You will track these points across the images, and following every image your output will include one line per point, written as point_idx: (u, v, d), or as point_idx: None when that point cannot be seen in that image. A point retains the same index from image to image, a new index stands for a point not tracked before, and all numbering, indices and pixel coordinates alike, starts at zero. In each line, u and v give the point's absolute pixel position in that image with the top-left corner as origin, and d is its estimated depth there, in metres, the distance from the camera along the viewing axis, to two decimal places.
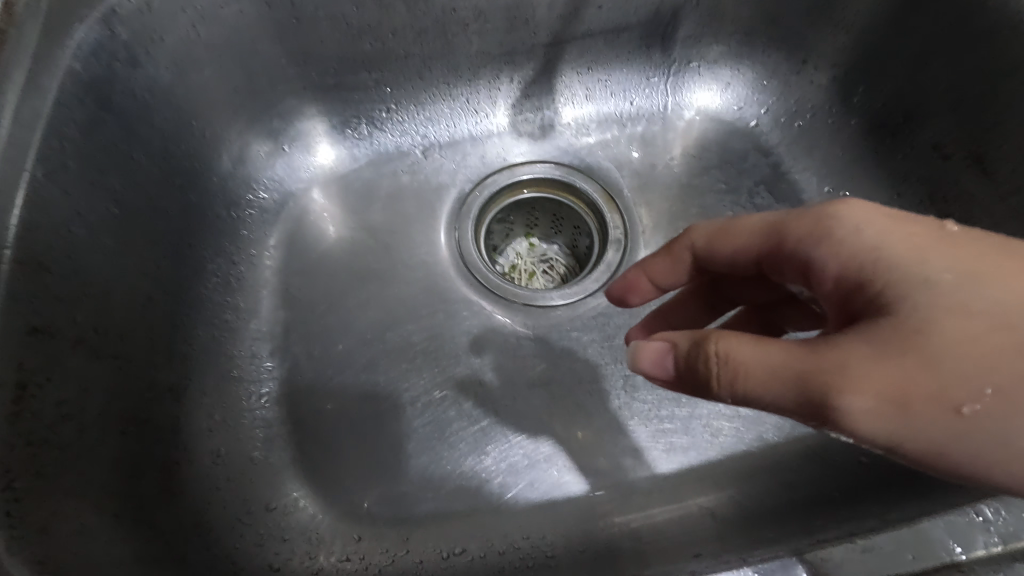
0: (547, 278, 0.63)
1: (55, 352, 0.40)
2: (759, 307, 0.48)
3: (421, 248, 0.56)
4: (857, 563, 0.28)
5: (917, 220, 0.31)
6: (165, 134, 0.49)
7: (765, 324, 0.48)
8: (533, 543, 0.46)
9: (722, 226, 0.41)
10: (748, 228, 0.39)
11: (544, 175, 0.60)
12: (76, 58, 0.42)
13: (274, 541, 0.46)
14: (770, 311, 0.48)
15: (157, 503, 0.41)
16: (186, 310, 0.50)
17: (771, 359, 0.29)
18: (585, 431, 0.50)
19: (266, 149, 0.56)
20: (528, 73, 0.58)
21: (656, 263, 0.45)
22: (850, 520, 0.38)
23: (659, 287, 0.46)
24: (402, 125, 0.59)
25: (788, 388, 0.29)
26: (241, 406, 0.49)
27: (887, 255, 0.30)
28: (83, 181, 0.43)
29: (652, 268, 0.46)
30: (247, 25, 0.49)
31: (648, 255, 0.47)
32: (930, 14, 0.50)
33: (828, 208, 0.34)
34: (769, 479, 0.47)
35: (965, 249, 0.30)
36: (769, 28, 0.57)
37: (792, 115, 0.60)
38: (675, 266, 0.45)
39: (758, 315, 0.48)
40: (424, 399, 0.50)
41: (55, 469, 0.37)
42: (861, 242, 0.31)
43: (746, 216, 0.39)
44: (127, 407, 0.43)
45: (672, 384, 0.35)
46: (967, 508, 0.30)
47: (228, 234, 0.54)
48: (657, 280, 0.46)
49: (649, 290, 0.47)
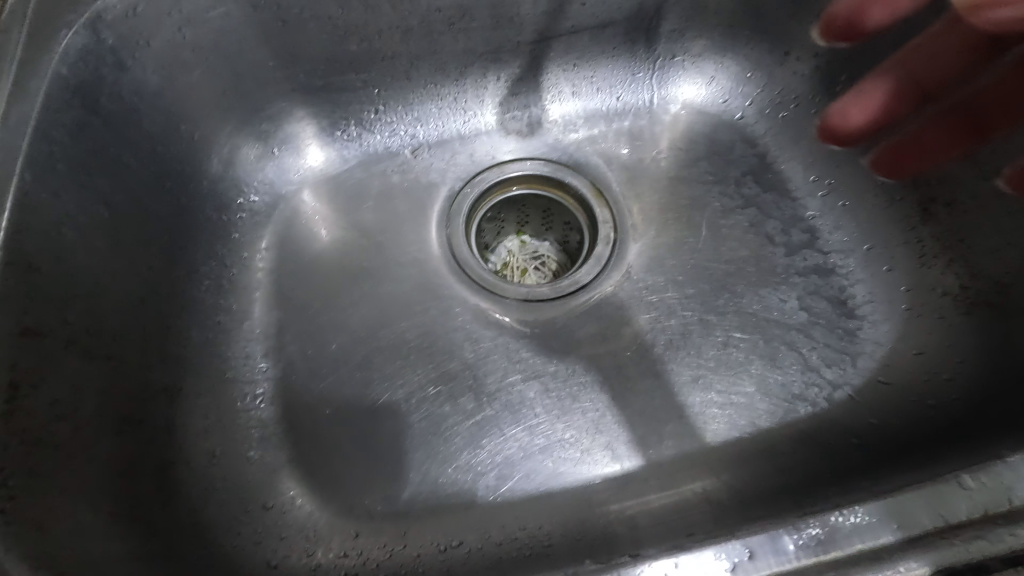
0: (539, 274, 0.64)
1: (46, 354, 0.40)
2: (950, 241, 0.51)
3: (413, 246, 0.57)
4: (842, 532, 0.29)
5: (897, 80, 0.52)
6: (153, 137, 0.49)
7: (949, 255, 0.51)
8: (530, 533, 0.46)
9: (888, 112, 0.53)
10: (904, 100, 0.52)
11: (534, 172, 0.60)
12: (63, 63, 0.42)
13: (272, 539, 0.46)
14: (955, 240, 0.50)
15: (153, 502, 0.42)
16: (177, 311, 0.50)
17: (914, 62, 0.51)
18: (579, 423, 0.50)
19: (256, 152, 0.57)
20: (515, 70, 0.59)
21: (854, 110, 0.54)
22: (840, 494, 0.38)
23: (919, 145, 0.52)
24: (391, 125, 0.60)
25: (924, 58, 0.50)
26: (236, 407, 0.50)
27: (904, 69, 0.51)
28: (72, 185, 0.43)
29: (872, 121, 0.54)
30: (234, 27, 0.50)
31: (910, 141, 0.52)
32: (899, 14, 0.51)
33: (881, 75, 0.52)
34: (763, 465, 0.48)
35: (914, 58, 0.51)
36: (750, 20, 0.58)
37: (776, 106, 0.60)
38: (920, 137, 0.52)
39: (949, 239, 0.51)
40: (419, 394, 0.51)
41: (48, 468, 0.37)
42: (909, 63, 0.51)
43: (896, 108, 0.53)
44: (120, 408, 0.43)
45: (909, 98, 0.52)
46: (951, 476, 0.31)
47: (220, 236, 0.54)
48: (916, 144, 0.52)
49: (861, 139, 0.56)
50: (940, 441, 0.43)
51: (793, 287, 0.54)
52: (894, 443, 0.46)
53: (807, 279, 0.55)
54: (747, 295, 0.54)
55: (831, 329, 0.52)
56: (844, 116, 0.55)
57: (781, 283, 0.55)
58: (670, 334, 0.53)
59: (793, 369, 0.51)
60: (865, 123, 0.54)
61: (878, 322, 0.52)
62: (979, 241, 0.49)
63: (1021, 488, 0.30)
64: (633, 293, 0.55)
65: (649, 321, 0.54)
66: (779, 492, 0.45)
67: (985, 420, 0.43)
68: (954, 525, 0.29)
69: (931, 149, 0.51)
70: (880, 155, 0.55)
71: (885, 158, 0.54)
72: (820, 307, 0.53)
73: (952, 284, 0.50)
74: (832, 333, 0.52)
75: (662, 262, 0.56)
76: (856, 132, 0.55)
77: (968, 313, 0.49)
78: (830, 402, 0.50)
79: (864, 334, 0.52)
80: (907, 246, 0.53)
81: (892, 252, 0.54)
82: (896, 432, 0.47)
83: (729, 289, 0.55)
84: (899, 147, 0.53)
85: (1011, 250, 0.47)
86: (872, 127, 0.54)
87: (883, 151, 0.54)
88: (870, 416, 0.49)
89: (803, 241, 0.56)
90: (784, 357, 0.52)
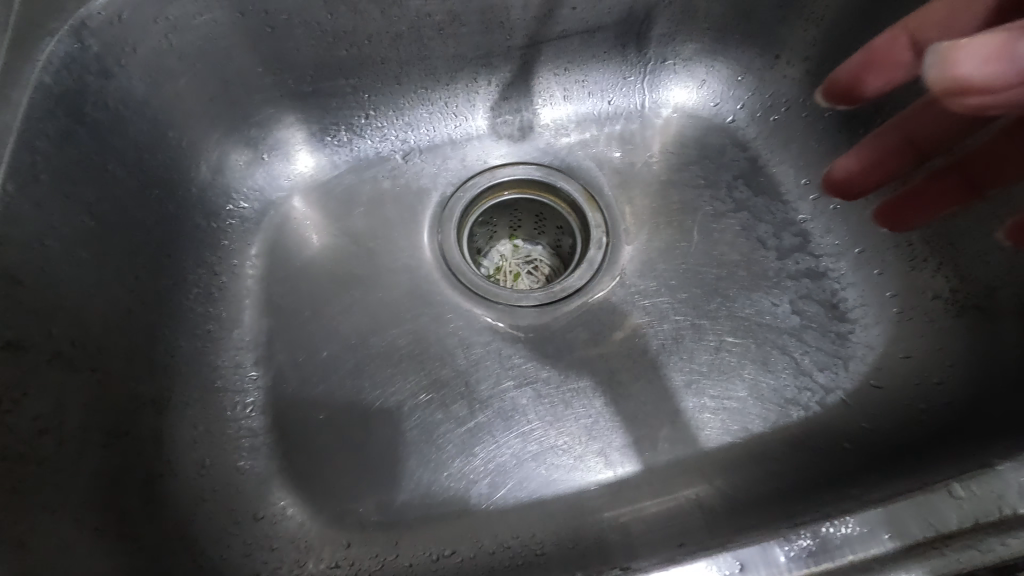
0: (532, 279, 0.64)
1: (29, 367, 0.39)
2: (938, 245, 0.51)
3: (404, 252, 0.56)
4: (833, 543, 0.29)
5: (895, 139, 0.49)
6: (139, 145, 0.49)
7: (938, 259, 0.51)
8: (523, 541, 0.46)
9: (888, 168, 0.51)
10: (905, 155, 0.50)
11: (525, 176, 0.60)
12: (46, 71, 0.42)
13: (262, 551, 0.45)
14: (943, 245, 0.50)
15: (140, 515, 0.41)
16: (165, 321, 0.49)
17: (914, 122, 0.48)
18: (572, 429, 0.50)
19: (245, 158, 0.56)
20: (505, 75, 0.59)
21: (855, 169, 0.51)
22: (832, 501, 0.38)
23: (926, 203, 0.50)
24: (381, 130, 0.59)
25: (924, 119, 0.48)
26: (225, 416, 0.49)
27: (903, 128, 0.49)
28: (56, 194, 0.42)
29: (871, 179, 0.52)
30: (221, 34, 0.49)
31: (916, 197, 0.50)
32: (887, 17, 0.51)
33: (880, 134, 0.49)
34: (755, 470, 0.48)
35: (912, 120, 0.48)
36: (740, 24, 0.58)
37: (767, 109, 0.60)
38: (929, 192, 0.49)
39: (937, 243, 0.51)
40: (410, 402, 0.50)
41: (31, 484, 0.37)
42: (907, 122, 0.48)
43: (896, 164, 0.50)
44: (106, 420, 0.43)
45: (910, 151, 0.50)
46: (940, 485, 0.31)
47: (209, 244, 0.54)
48: (923, 200, 0.50)
49: (859, 193, 0.53)
50: (931, 446, 0.43)
51: (785, 290, 0.54)
52: (887, 447, 0.46)
53: (799, 283, 0.55)
54: (739, 300, 0.54)
55: (823, 333, 0.53)
56: (847, 175, 0.52)
57: (773, 287, 0.55)
58: (663, 339, 0.53)
59: (785, 373, 0.51)
60: (866, 179, 0.52)
61: (870, 326, 0.52)
62: (967, 243, 0.49)
63: (1010, 496, 0.30)
64: (625, 298, 0.55)
65: (642, 325, 0.54)
66: (772, 498, 0.45)
67: (974, 423, 0.43)
68: (944, 534, 0.29)
69: (941, 201, 0.49)
70: (881, 209, 0.52)
71: (885, 210, 0.52)
72: (812, 311, 0.53)
73: (942, 287, 0.50)
74: (824, 337, 0.52)
75: (654, 266, 0.56)
76: (856, 188, 0.53)
77: (958, 316, 0.49)
78: (822, 406, 0.50)
79: (856, 337, 0.52)
80: (898, 249, 0.53)
81: (883, 255, 0.54)
82: (888, 437, 0.47)
83: (721, 293, 0.55)
84: (901, 203, 0.51)
85: (999, 254, 0.47)
86: (871, 180, 0.52)
87: (885, 207, 0.52)
88: (862, 421, 0.49)
89: (794, 245, 0.56)
90: (776, 361, 0.52)
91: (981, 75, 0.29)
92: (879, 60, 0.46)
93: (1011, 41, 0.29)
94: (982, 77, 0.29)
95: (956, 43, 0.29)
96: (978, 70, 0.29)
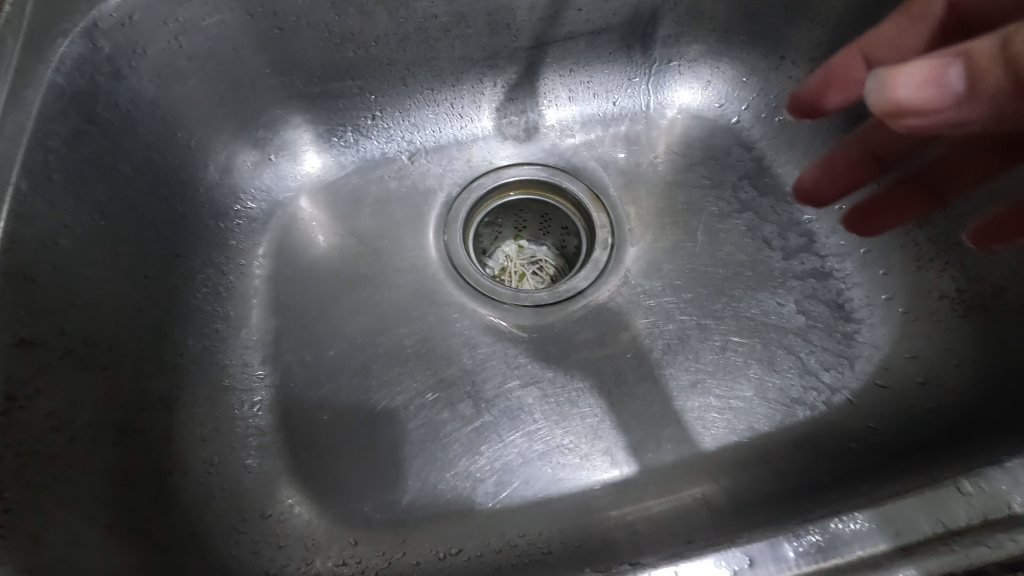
0: (537, 279, 0.64)
1: (42, 364, 0.39)
2: (950, 245, 0.51)
3: (410, 252, 0.57)
4: (841, 538, 0.29)
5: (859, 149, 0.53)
6: (149, 146, 0.49)
7: (950, 258, 0.51)
8: (529, 540, 0.46)
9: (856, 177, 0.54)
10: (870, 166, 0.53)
11: (531, 177, 0.60)
12: (59, 72, 0.42)
13: (270, 548, 0.45)
14: (954, 244, 0.50)
15: (149, 512, 0.41)
16: (173, 320, 0.50)
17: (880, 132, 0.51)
18: (578, 429, 0.50)
19: (253, 159, 0.57)
20: (511, 76, 0.59)
21: (824, 180, 0.54)
22: (840, 499, 0.38)
23: (894, 208, 0.52)
24: (388, 131, 0.60)
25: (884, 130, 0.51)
26: (233, 415, 0.49)
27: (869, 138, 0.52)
28: (67, 193, 0.43)
29: (839, 190, 0.54)
30: (230, 35, 0.50)
31: (887, 203, 0.53)
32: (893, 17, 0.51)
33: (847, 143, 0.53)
34: (761, 469, 0.48)
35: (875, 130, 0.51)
36: (746, 25, 0.58)
37: (772, 110, 0.61)
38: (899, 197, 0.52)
39: (948, 243, 0.51)
40: (417, 401, 0.51)
41: (44, 479, 0.37)
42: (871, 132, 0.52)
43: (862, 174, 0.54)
44: (117, 418, 0.43)
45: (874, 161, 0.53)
46: (950, 482, 0.31)
47: (218, 244, 0.54)
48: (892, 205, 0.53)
49: (829, 200, 0.55)
50: (938, 446, 0.43)
51: (791, 290, 0.54)
52: (893, 446, 0.46)
53: (805, 283, 0.55)
54: (745, 299, 0.54)
55: (828, 333, 0.53)
56: (818, 185, 0.55)
57: (779, 287, 0.55)
58: (669, 339, 0.53)
59: (791, 372, 0.51)
60: (834, 189, 0.55)
61: (876, 325, 0.52)
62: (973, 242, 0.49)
63: (1019, 493, 0.30)
64: (631, 298, 0.55)
65: (648, 325, 0.54)
66: (778, 497, 0.45)
67: (980, 424, 0.43)
68: (954, 530, 0.29)
69: (909, 205, 0.52)
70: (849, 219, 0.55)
71: (853, 217, 0.55)
72: (818, 311, 0.54)
73: (949, 287, 0.50)
74: (830, 336, 0.52)
75: (659, 266, 0.56)
76: (824, 197, 0.55)
77: (964, 316, 0.49)
78: (828, 405, 0.50)
79: (862, 337, 0.52)
80: (903, 249, 0.53)
81: (888, 255, 0.54)
82: (894, 436, 0.47)
83: (727, 293, 0.55)
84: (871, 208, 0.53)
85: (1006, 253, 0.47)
86: (840, 189, 0.54)
87: (856, 212, 0.54)
88: (868, 420, 0.49)
89: (800, 245, 0.56)
90: (783, 361, 0.52)
91: (920, 99, 0.29)
92: (839, 76, 0.49)
93: (944, 65, 0.29)
94: (919, 101, 0.29)
95: (894, 67, 0.28)
96: (915, 95, 0.29)
